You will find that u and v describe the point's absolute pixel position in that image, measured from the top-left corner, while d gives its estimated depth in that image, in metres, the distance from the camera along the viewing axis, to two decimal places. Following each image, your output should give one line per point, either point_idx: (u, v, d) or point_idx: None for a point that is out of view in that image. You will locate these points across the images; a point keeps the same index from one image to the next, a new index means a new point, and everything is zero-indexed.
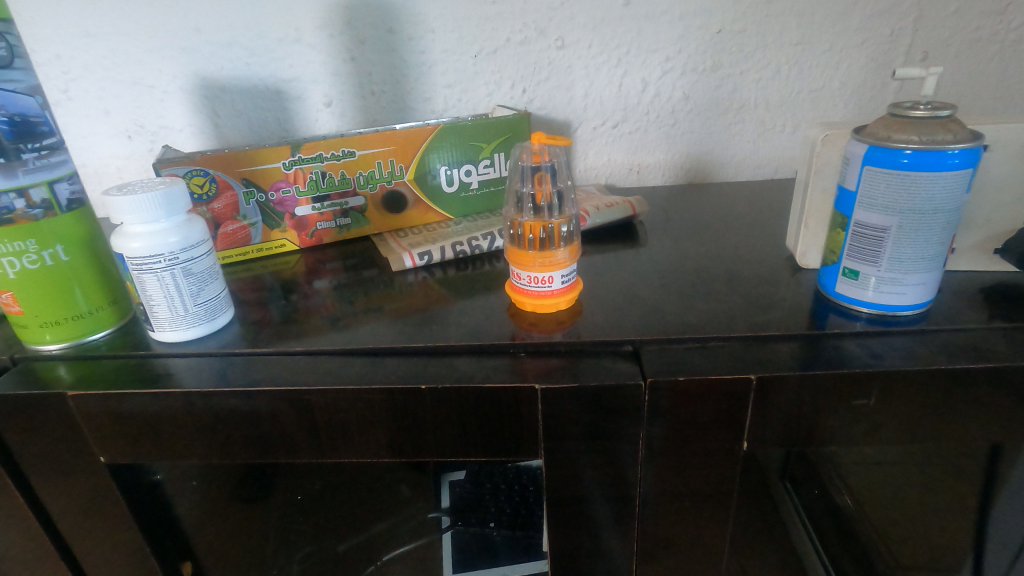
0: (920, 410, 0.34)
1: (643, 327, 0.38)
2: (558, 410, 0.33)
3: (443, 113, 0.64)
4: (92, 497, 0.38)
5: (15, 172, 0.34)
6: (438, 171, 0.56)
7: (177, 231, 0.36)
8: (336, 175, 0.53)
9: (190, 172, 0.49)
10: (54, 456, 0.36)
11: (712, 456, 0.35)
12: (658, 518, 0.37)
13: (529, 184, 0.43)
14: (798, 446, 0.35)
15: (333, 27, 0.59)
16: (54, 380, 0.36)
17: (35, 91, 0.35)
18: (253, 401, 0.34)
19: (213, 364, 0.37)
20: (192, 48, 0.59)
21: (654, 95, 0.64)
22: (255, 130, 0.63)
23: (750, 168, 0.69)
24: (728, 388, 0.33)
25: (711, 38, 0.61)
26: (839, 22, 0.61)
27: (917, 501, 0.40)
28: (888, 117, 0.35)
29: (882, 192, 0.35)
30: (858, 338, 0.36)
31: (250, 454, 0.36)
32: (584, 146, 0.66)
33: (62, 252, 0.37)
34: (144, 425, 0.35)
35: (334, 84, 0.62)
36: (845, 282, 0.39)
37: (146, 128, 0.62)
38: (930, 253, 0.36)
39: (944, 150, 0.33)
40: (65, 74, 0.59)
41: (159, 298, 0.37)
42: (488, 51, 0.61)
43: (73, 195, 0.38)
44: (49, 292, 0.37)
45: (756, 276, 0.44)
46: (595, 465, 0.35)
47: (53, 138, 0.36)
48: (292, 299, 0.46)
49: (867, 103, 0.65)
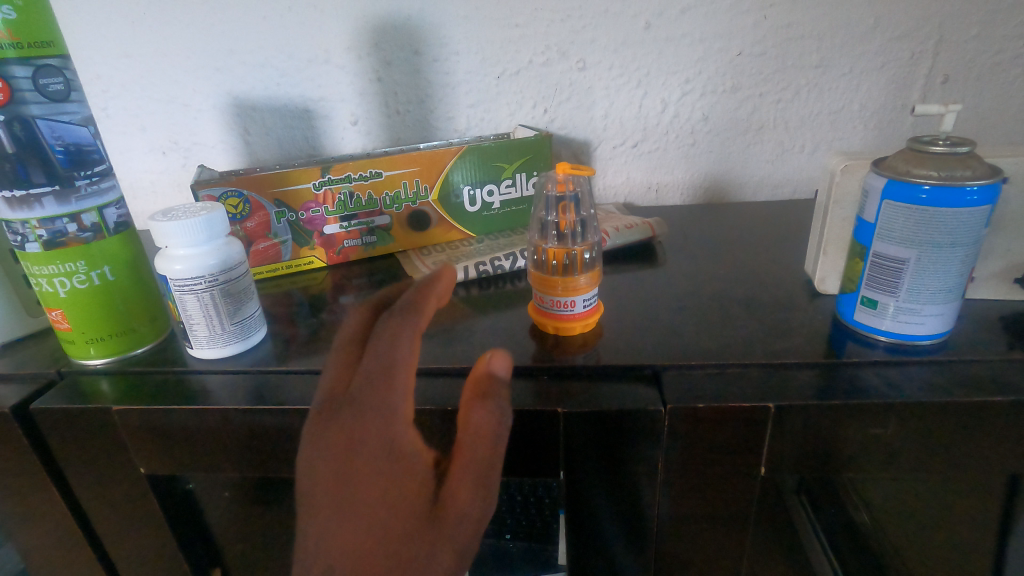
0: (937, 441, 0.34)
1: (662, 351, 0.39)
2: (579, 433, 0.34)
3: (466, 132, 0.66)
4: (130, 505, 0.39)
5: (69, 198, 0.36)
6: (461, 190, 0.57)
7: (217, 254, 0.37)
8: (363, 195, 0.55)
9: (225, 193, 0.50)
10: (95, 466, 0.38)
11: (730, 480, 0.36)
12: (676, 539, 0.38)
13: (552, 213, 0.44)
14: (815, 473, 0.36)
15: (360, 48, 0.61)
16: (99, 394, 0.38)
17: (89, 121, 0.37)
18: (286, 418, 0.35)
19: (248, 382, 0.38)
20: (226, 70, 0.61)
21: (673, 116, 0.65)
22: (284, 148, 0.65)
23: (769, 188, 0.69)
24: (748, 416, 0.33)
25: (731, 60, 0.62)
26: (861, 45, 0.61)
27: (937, 531, 0.40)
28: (908, 151, 0.36)
29: (900, 225, 0.36)
30: (876, 368, 0.36)
31: (281, 468, 0.37)
32: (603, 165, 0.68)
33: (109, 272, 0.39)
34: (181, 439, 0.37)
35: (361, 104, 0.63)
36: (863, 310, 0.39)
37: (179, 145, 0.65)
38: (949, 285, 0.36)
39: (963, 187, 0.34)
40: (104, 92, 0.62)
41: (199, 318, 0.39)
42: (511, 72, 0.62)
43: (120, 219, 0.39)
44: (96, 310, 0.39)
45: (774, 300, 0.45)
46: (615, 485, 0.36)
47: (103, 165, 0.38)
48: (321, 316, 0.47)
49: (887, 125, 0.65)
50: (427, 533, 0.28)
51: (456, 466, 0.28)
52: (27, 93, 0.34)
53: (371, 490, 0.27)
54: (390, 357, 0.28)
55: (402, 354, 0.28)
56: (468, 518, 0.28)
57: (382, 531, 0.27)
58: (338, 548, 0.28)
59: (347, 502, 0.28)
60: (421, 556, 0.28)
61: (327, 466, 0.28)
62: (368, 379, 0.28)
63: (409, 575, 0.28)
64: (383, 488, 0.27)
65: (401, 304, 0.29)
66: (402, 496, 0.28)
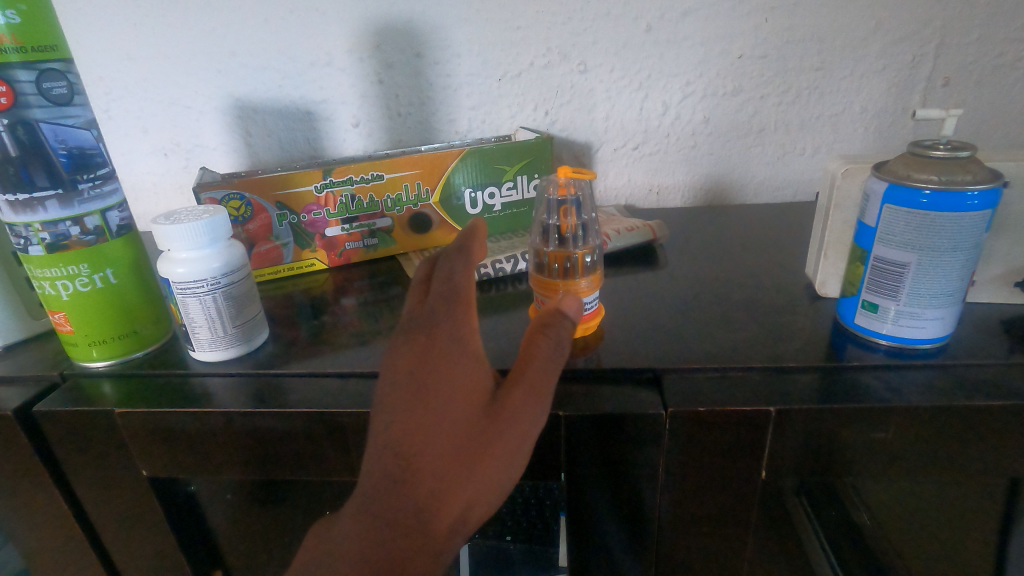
0: (938, 445, 0.34)
1: (663, 355, 0.39)
2: (580, 436, 0.35)
3: (467, 135, 0.66)
4: (132, 506, 0.40)
5: (72, 201, 0.36)
6: (463, 193, 0.58)
7: (219, 257, 0.38)
8: (365, 198, 0.55)
9: (227, 195, 0.51)
10: (97, 468, 0.38)
11: (730, 483, 0.36)
12: (677, 542, 0.38)
13: (553, 216, 0.43)
14: (815, 476, 0.36)
15: (362, 51, 0.61)
16: (101, 397, 0.38)
17: (92, 125, 0.37)
18: (288, 421, 0.36)
19: (250, 384, 0.38)
20: (228, 72, 0.62)
21: (674, 119, 0.65)
22: (286, 150, 0.65)
23: (769, 191, 0.69)
24: (749, 419, 0.34)
25: (732, 63, 0.62)
26: (862, 48, 0.61)
27: (938, 534, 0.40)
28: (908, 155, 0.36)
29: (901, 229, 0.36)
30: (877, 372, 0.37)
31: (283, 470, 0.37)
32: (604, 168, 0.68)
33: (112, 275, 0.39)
34: (183, 442, 0.37)
35: (363, 106, 0.64)
36: (864, 314, 0.39)
37: (181, 147, 0.65)
38: (950, 289, 0.36)
39: (964, 192, 0.34)
40: (106, 94, 0.62)
41: (201, 321, 0.39)
42: (512, 75, 0.63)
43: (123, 222, 0.40)
44: (99, 313, 0.39)
45: (774, 303, 0.45)
46: (615, 488, 0.36)
47: (106, 168, 0.38)
48: (322, 318, 0.48)
49: (888, 127, 0.65)
50: (496, 434, 0.30)
51: (519, 375, 0.31)
52: (31, 97, 0.34)
53: (450, 396, 0.29)
54: (460, 278, 0.32)
55: (466, 279, 0.32)
56: (531, 421, 0.31)
57: (458, 433, 0.29)
58: (414, 453, 0.29)
59: (424, 410, 0.29)
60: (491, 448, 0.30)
61: (405, 372, 0.30)
62: (440, 300, 0.31)
63: (479, 464, 0.30)
64: (458, 390, 0.30)
65: (463, 239, 0.33)
66: (473, 400, 0.30)
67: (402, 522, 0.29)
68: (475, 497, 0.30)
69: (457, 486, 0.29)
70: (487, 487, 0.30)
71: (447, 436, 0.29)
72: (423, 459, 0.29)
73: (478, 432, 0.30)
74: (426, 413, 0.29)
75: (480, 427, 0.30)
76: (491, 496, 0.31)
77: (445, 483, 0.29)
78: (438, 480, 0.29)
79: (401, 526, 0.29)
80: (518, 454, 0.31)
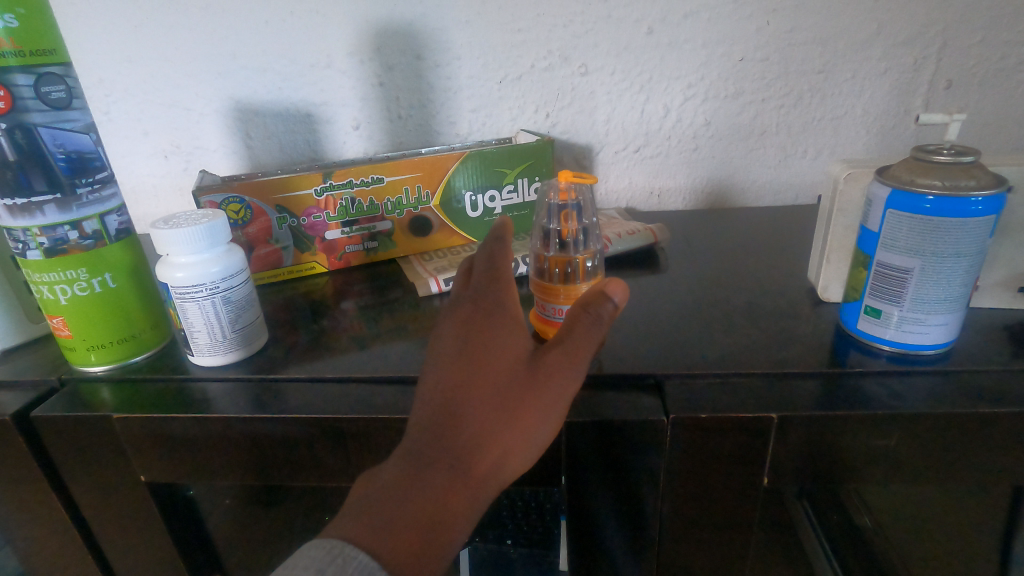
0: (941, 451, 0.34)
1: (664, 360, 0.39)
2: (581, 442, 0.34)
3: (468, 137, 0.65)
4: (131, 512, 0.39)
5: (70, 206, 0.36)
6: (463, 196, 0.57)
7: (218, 261, 0.37)
8: (365, 201, 0.55)
9: (227, 199, 0.50)
10: (96, 473, 0.38)
11: (733, 489, 0.35)
12: (679, 549, 0.37)
13: (554, 221, 0.43)
14: (818, 482, 0.35)
15: (362, 53, 0.61)
16: (100, 402, 0.38)
17: (90, 129, 0.37)
18: (288, 426, 0.35)
19: (249, 389, 0.38)
20: (228, 74, 0.61)
21: (675, 121, 0.65)
22: (286, 152, 0.65)
23: (771, 193, 0.69)
24: (751, 426, 0.33)
25: (734, 65, 0.62)
26: (864, 50, 0.61)
27: (942, 541, 0.40)
28: (912, 160, 0.36)
29: (904, 234, 0.35)
30: (879, 378, 0.36)
31: (282, 476, 0.37)
32: (605, 170, 0.68)
33: (110, 279, 0.39)
34: (182, 447, 0.37)
35: (363, 108, 0.63)
36: (867, 319, 0.39)
37: (182, 149, 0.65)
38: (953, 295, 0.36)
39: (967, 197, 0.33)
40: (106, 96, 0.62)
41: (200, 325, 0.38)
42: (513, 77, 0.62)
43: (122, 226, 0.39)
44: (97, 317, 0.39)
45: (777, 308, 0.45)
46: (616, 494, 0.36)
47: (105, 172, 0.38)
48: (322, 322, 0.47)
49: (890, 130, 0.65)
50: (530, 389, 0.31)
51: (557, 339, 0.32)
52: (29, 101, 0.34)
53: (487, 350, 0.31)
54: (502, 254, 0.36)
55: (505, 259, 0.36)
56: (570, 377, 0.31)
57: (494, 385, 0.30)
58: (453, 400, 0.30)
59: (463, 362, 0.31)
60: (525, 402, 0.30)
61: (453, 331, 0.33)
62: (482, 275, 0.35)
63: (513, 417, 0.30)
64: (496, 348, 0.31)
65: (500, 230, 0.37)
66: (514, 353, 0.31)
67: (440, 468, 0.29)
68: (514, 449, 0.30)
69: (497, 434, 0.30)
70: (526, 440, 0.30)
71: (486, 386, 0.30)
72: (463, 406, 0.30)
73: (517, 381, 0.30)
74: (471, 362, 0.31)
75: (520, 377, 0.31)
76: (529, 451, 0.31)
77: (480, 434, 0.30)
78: (474, 431, 0.30)
79: (438, 472, 0.29)
80: (556, 412, 0.31)
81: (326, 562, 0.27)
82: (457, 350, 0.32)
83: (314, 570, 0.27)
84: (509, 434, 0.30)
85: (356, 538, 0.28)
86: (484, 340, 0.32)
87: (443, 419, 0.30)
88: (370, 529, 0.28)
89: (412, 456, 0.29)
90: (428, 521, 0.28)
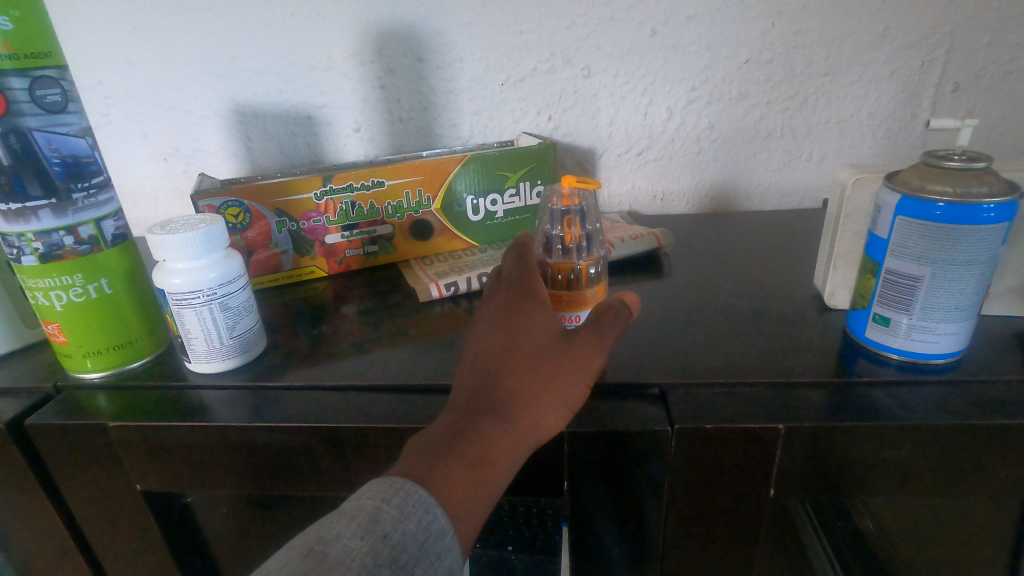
0: (952, 463, 0.33)
1: (668, 368, 0.38)
2: (584, 453, 0.34)
3: (470, 139, 0.65)
4: (127, 521, 0.39)
5: (66, 211, 0.36)
6: (464, 200, 0.57)
7: (215, 267, 0.37)
8: (365, 205, 0.54)
9: (226, 203, 0.50)
10: (91, 481, 0.37)
11: (738, 501, 0.35)
12: (684, 561, 0.37)
13: (557, 226, 0.43)
14: (825, 494, 0.35)
15: (363, 55, 0.60)
16: (95, 410, 0.37)
17: (86, 133, 0.36)
18: (286, 435, 0.35)
19: (246, 397, 0.38)
20: (227, 76, 0.61)
21: (678, 124, 0.64)
22: (287, 155, 0.65)
23: (775, 197, 0.69)
24: (758, 437, 0.33)
25: (738, 68, 0.61)
26: (870, 53, 0.60)
27: (951, 553, 0.39)
28: (922, 166, 0.35)
29: (914, 241, 0.35)
30: (888, 388, 0.36)
31: (281, 485, 0.37)
32: (608, 174, 0.67)
33: (106, 284, 0.39)
34: (178, 456, 0.36)
35: (364, 111, 0.63)
36: (875, 327, 0.38)
37: (181, 151, 0.64)
38: (964, 304, 0.35)
39: (979, 204, 0.33)
40: (105, 98, 0.62)
41: (197, 332, 0.38)
42: (515, 80, 0.62)
43: (118, 231, 0.39)
44: (93, 323, 0.39)
45: (782, 315, 0.44)
46: (620, 505, 0.35)
47: (101, 176, 0.37)
48: (321, 328, 0.47)
49: (896, 133, 0.64)
50: (566, 351, 0.33)
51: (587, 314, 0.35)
52: (24, 105, 0.33)
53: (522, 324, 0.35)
54: (530, 254, 0.41)
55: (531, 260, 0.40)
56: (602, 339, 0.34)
57: (531, 351, 0.33)
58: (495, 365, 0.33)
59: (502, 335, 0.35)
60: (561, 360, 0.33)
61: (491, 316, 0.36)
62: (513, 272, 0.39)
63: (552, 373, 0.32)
64: (530, 322, 0.35)
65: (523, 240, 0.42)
66: (547, 326, 0.35)
67: (488, 418, 0.31)
68: (553, 406, 0.32)
69: (536, 389, 0.32)
70: (566, 397, 0.32)
71: (523, 351, 0.33)
72: (505, 369, 0.33)
73: (552, 346, 0.33)
74: (509, 337, 0.34)
75: (554, 343, 0.34)
76: (568, 410, 0.32)
77: (522, 391, 0.32)
78: (517, 388, 0.32)
79: (487, 421, 0.31)
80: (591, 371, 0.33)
81: (389, 494, 0.28)
82: (494, 330, 0.35)
83: (379, 500, 0.27)
84: (548, 391, 0.32)
85: (411, 473, 0.29)
86: (519, 318, 0.35)
87: (486, 381, 0.33)
88: (424, 463, 0.29)
89: (461, 411, 0.31)
90: (477, 460, 0.30)
